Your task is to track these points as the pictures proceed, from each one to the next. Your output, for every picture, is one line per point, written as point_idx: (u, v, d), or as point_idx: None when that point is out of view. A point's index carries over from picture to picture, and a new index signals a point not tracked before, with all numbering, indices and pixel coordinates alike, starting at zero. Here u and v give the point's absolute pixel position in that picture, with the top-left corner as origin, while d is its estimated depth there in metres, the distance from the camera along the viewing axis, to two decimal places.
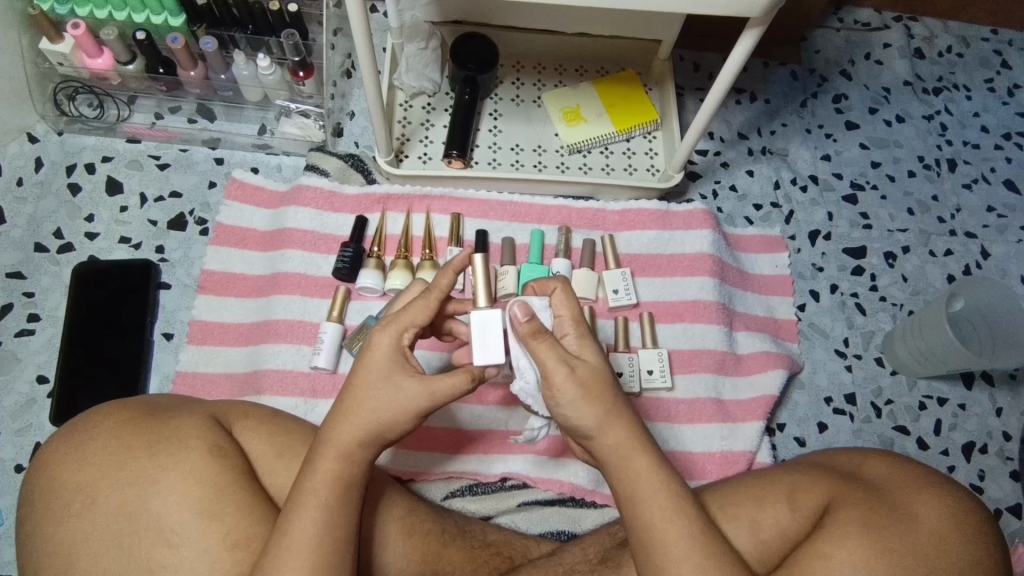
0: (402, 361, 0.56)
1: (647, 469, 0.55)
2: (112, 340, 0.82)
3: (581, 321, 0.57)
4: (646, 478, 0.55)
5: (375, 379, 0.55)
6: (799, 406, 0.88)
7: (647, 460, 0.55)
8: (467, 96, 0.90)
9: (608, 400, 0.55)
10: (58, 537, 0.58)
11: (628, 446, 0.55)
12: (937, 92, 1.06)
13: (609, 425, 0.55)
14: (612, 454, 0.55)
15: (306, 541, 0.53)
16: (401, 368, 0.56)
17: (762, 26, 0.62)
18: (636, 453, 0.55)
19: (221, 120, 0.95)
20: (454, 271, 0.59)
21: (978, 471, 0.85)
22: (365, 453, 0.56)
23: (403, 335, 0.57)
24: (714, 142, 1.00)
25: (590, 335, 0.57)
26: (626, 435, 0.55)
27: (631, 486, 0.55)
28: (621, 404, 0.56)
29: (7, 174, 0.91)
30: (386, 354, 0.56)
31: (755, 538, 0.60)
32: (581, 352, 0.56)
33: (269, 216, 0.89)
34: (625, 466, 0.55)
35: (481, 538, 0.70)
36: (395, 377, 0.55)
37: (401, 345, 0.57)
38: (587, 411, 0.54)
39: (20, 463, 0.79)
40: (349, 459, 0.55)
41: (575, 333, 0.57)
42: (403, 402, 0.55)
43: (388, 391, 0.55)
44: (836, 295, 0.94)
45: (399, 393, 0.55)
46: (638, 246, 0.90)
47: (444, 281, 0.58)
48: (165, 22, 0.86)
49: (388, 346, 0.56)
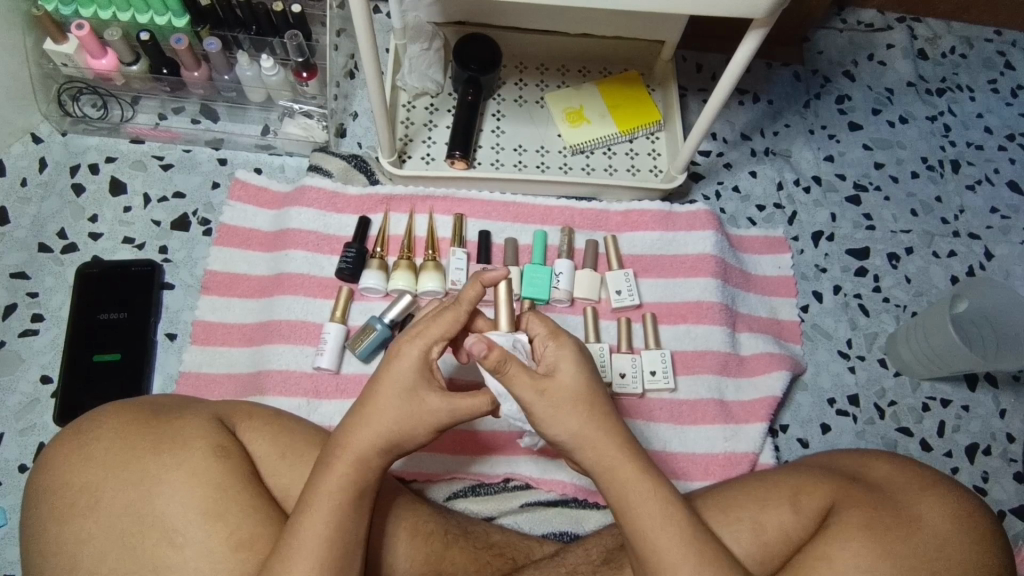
0: (427, 374, 0.56)
1: (639, 476, 0.55)
2: (116, 341, 0.82)
3: (558, 331, 0.58)
4: (637, 486, 0.55)
5: (397, 391, 0.55)
6: (802, 407, 0.88)
7: (635, 468, 0.55)
8: (470, 97, 0.90)
9: (596, 410, 0.56)
10: (63, 538, 0.58)
11: (616, 457, 0.55)
12: (940, 92, 1.06)
13: (593, 435, 0.56)
14: (597, 465, 0.56)
15: (315, 542, 0.53)
16: (425, 382, 0.56)
17: (766, 27, 0.62)
18: (624, 462, 0.55)
19: (224, 120, 0.96)
20: (483, 284, 0.58)
21: (982, 473, 0.85)
22: (382, 462, 0.56)
23: (431, 348, 0.57)
24: (716, 143, 1.00)
25: (570, 341, 0.58)
26: (612, 446, 0.56)
27: (621, 495, 0.55)
28: (603, 415, 0.56)
29: (11, 174, 0.91)
30: (412, 366, 0.56)
31: (757, 540, 0.60)
32: (558, 360, 0.57)
33: (272, 217, 0.89)
34: (613, 475, 0.55)
35: (483, 539, 0.70)
36: (421, 392, 0.56)
37: (429, 356, 0.57)
38: (569, 420, 0.55)
39: (23, 463, 0.79)
40: (364, 463, 0.55)
41: (555, 340, 0.58)
42: (423, 415, 0.56)
43: (409, 404, 0.56)
44: (840, 296, 0.94)
45: (422, 407, 0.55)
46: (641, 247, 0.90)
47: (471, 293, 0.57)
48: (168, 22, 0.86)
49: (415, 357, 0.56)
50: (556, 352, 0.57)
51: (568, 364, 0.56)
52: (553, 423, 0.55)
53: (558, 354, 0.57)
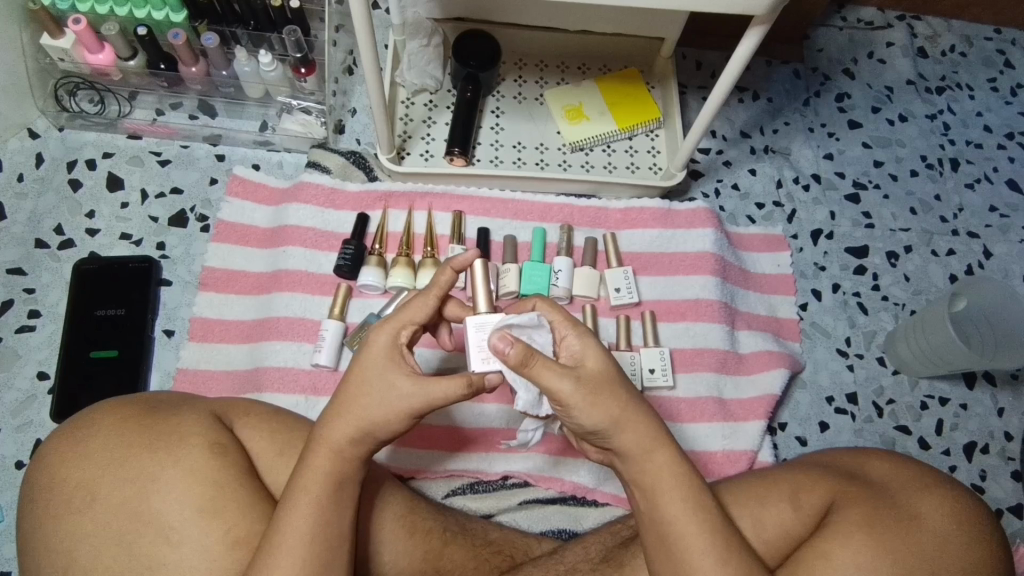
0: (397, 358, 0.55)
1: (672, 462, 0.55)
2: (113, 338, 0.82)
3: (577, 322, 0.54)
4: (669, 472, 0.55)
5: (369, 375, 0.55)
6: (800, 405, 0.88)
7: (669, 454, 0.55)
8: (469, 93, 0.90)
9: (632, 397, 0.55)
10: (59, 535, 0.57)
11: (652, 442, 0.55)
12: (940, 91, 1.06)
13: (629, 418, 0.54)
14: (632, 450, 0.55)
15: (299, 538, 0.53)
16: (395, 365, 0.55)
17: (766, 24, 0.61)
18: (658, 447, 0.55)
19: (222, 116, 0.95)
20: (454, 270, 0.58)
21: (980, 471, 0.85)
22: (356, 450, 0.55)
23: (402, 332, 0.56)
24: (716, 140, 1.00)
25: (591, 334, 0.55)
26: (648, 432, 0.55)
27: (652, 480, 0.55)
28: (638, 402, 0.55)
29: (7, 170, 0.91)
30: (382, 350, 0.55)
31: (763, 535, 0.60)
32: (584, 354, 0.54)
33: (270, 213, 0.88)
34: (647, 459, 0.55)
35: (482, 537, 0.70)
36: (389, 375, 0.54)
37: (398, 342, 0.56)
38: (609, 406, 0.53)
39: (20, 460, 0.79)
40: (340, 456, 0.55)
41: (577, 333, 0.54)
42: (393, 400, 0.54)
43: (381, 387, 0.54)
44: (839, 294, 0.94)
45: (391, 391, 0.54)
46: (640, 245, 0.90)
47: (443, 278, 0.57)
48: (166, 17, 0.85)
49: (384, 343, 0.55)
50: (580, 344, 0.54)
51: (593, 358, 0.54)
52: (584, 413, 0.52)
53: (582, 345, 0.54)
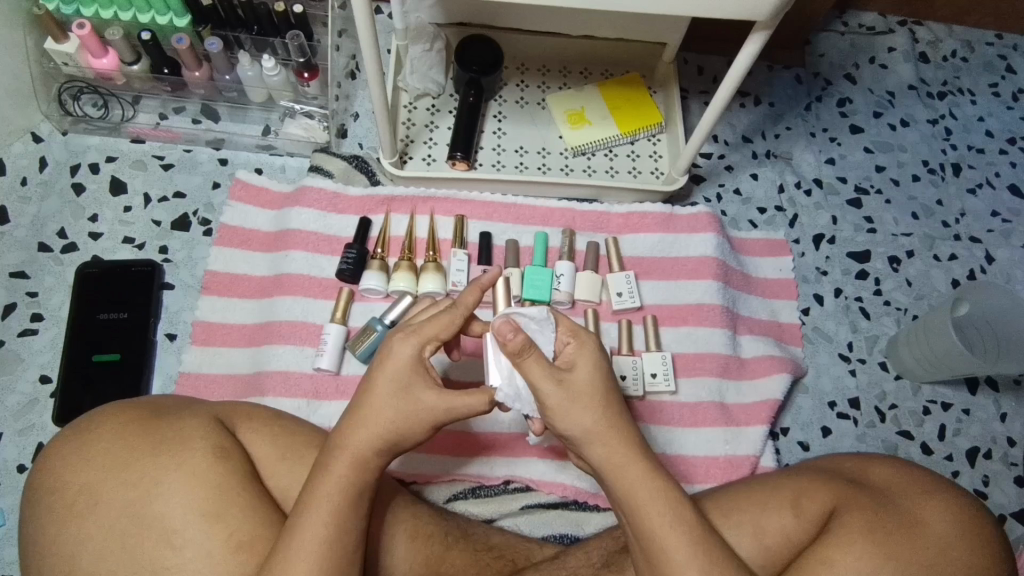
0: (421, 372, 0.56)
1: (647, 475, 0.55)
2: (115, 341, 0.82)
3: (578, 329, 0.56)
4: (645, 484, 0.54)
5: (390, 390, 0.55)
6: (802, 411, 0.88)
7: (643, 467, 0.55)
8: (472, 98, 0.90)
9: (609, 406, 0.55)
10: (61, 539, 0.57)
11: (625, 454, 0.55)
12: (942, 96, 1.06)
13: (605, 430, 0.54)
14: (608, 463, 0.55)
15: (316, 544, 0.52)
16: (420, 380, 0.55)
17: (769, 29, 0.61)
18: (632, 460, 0.55)
19: (225, 120, 0.95)
20: (480, 288, 0.58)
21: (982, 476, 0.85)
22: (379, 461, 0.56)
23: (425, 346, 0.56)
24: (718, 145, 1.00)
25: (590, 342, 0.56)
26: (623, 442, 0.55)
27: (630, 495, 0.54)
28: (613, 412, 0.55)
29: (11, 174, 0.91)
30: (405, 363, 0.55)
31: (759, 544, 0.60)
32: (577, 359, 0.55)
33: (273, 217, 0.89)
34: (622, 473, 0.55)
35: (483, 541, 0.70)
36: (415, 390, 0.55)
37: (421, 355, 0.56)
38: (583, 415, 0.54)
39: (22, 464, 0.79)
40: (351, 465, 0.55)
41: (576, 339, 0.56)
42: (418, 412, 0.55)
43: (405, 402, 0.55)
44: (841, 299, 0.94)
45: (418, 404, 0.55)
46: (642, 249, 0.90)
47: (469, 298, 0.57)
48: (170, 22, 0.86)
49: (408, 356, 0.55)
50: (575, 351, 0.56)
51: (585, 364, 0.55)
52: (564, 418, 0.54)
53: (579, 355, 0.55)
